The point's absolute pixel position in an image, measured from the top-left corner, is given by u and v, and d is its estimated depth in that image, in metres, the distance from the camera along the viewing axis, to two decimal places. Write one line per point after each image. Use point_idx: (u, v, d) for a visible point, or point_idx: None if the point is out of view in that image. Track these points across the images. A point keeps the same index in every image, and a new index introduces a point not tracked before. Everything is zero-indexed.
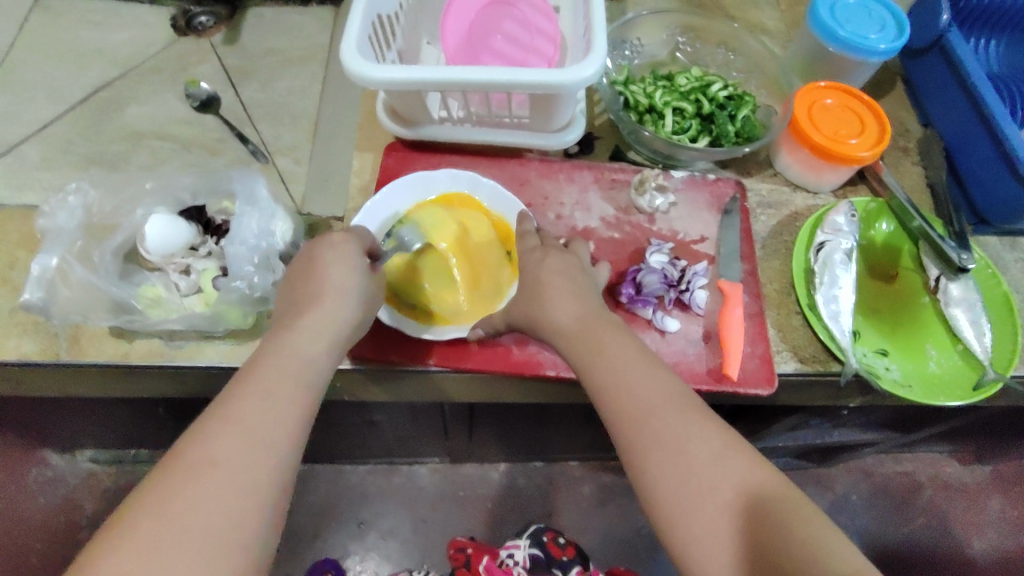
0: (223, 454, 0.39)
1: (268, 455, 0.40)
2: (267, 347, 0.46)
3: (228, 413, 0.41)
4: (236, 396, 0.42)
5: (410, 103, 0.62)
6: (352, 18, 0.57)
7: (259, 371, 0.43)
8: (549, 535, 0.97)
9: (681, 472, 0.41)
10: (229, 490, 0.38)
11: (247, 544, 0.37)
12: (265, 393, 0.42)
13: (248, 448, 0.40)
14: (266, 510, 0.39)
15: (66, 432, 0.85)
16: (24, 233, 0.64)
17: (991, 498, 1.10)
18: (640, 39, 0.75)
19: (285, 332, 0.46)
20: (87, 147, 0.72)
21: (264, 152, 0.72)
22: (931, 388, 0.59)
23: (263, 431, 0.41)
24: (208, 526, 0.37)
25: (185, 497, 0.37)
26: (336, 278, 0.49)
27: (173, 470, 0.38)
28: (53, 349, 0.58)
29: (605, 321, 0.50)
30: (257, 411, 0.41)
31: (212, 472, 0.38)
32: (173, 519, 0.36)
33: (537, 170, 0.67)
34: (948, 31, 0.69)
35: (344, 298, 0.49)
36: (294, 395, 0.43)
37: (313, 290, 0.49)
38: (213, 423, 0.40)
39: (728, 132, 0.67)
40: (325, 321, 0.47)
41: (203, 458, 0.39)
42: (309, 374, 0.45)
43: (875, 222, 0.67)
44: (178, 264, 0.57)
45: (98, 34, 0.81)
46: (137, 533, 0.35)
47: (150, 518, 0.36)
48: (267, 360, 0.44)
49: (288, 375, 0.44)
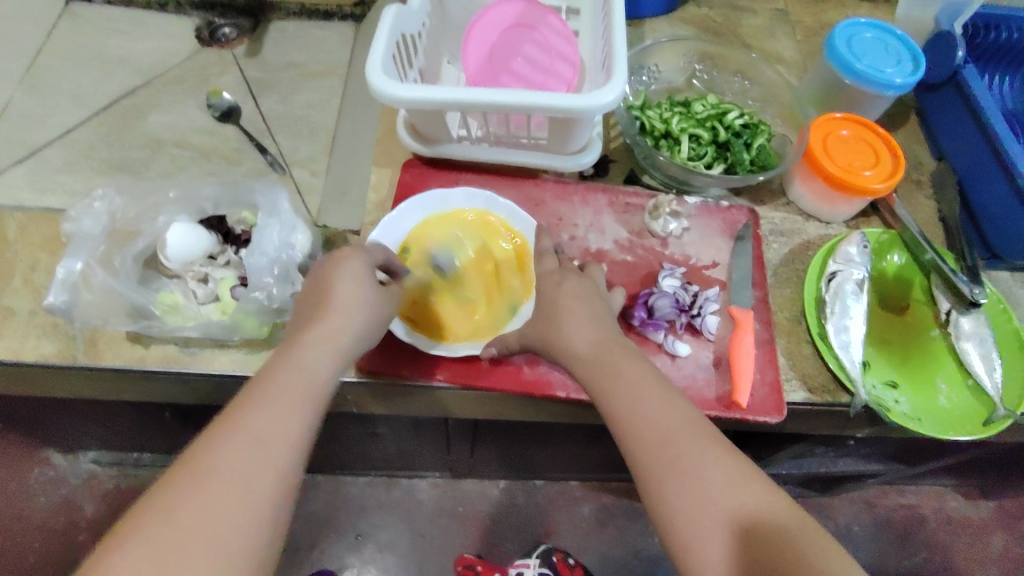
0: (235, 465, 0.39)
1: (277, 465, 0.40)
2: (277, 356, 0.46)
3: (240, 422, 0.41)
4: (247, 403, 0.42)
5: (430, 121, 0.63)
6: (378, 36, 0.57)
7: (270, 380, 0.44)
8: (559, 553, 0.99)
9: (699, 500, 0.41)
10: (237, 498, 0.38)
11: (253, 552, 0.38)
12: (275, 403, 0.42)
13: (257, 457, 0.40)
14: (273, 524, 0.39)
15: (72, 434, 0.85)
16: (46, 236, 0.65)
17: (994, 535, 1.09)
18: (657, 65, 0.76)
19: (296, 344, 0.47)
20: (109, 152, 0.74)
21: (282, 163, 0.73)
22: (939, 422, 0.59)
23: (273, 442, 0.41)
24: (215, 533, 0.37)
25: (195, 505, 0.37)
26: (349, 291, 0.50)
27: (183, 476, 0.38)
28: (71, 351, 0.58)
29: (621, 346, 0.50)
30: (267, 420, 0.42)
31: (221, 480, 0.39)
32: (181, 525, 0.37)
33: (552, 192, 0.68)
34: (962, 67, 0.70)
35: (356, 311, 0.49)
36: (304, 407, 0.43)
37: (324, 302, 0.49)
38: (225, 433, 0.40)
39: (743, 160, 0.67)
40: (335, 334, 0.48)
41: (213, 465, 0.39)
42: (320, 385, 0.45)
43: (887, 253, 0.67)
44: (197, 272, 0.58)
45: (123, 43, 0.83)
46: (145, 537, 0.36)
47: (159, 522, 0.36)
48: (278, 369, 0.45)
49: (298, 386, 0.44)
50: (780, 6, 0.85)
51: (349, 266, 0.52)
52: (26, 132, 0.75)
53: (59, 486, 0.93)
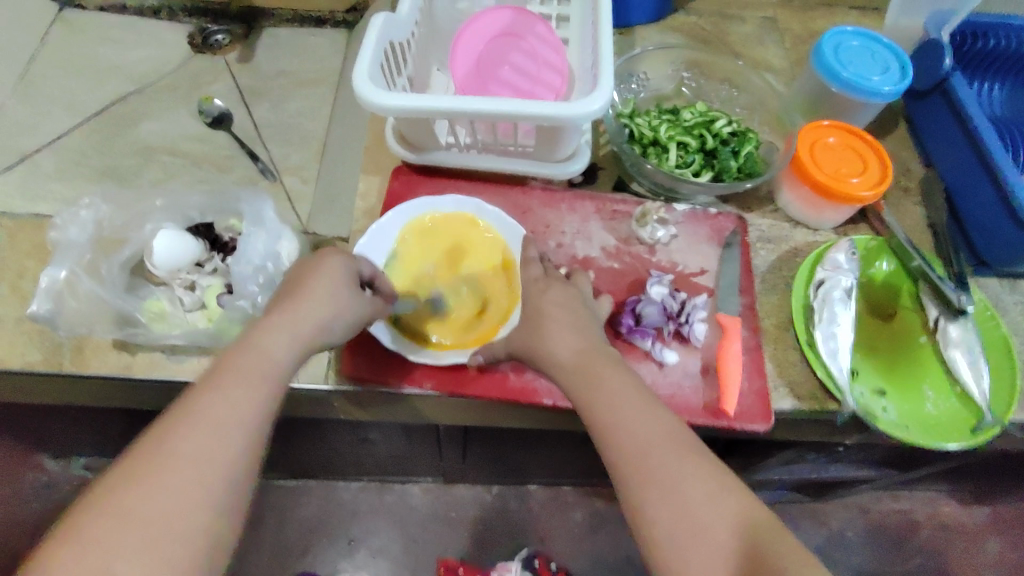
0: (187, 452, 0.39)
1: (229, 453, 0.40)
2: (236, 347, 0.46)
3: (195, 410, 0.41)
4: (203, 392, 0.42)
5: (418, 128, 0.63)
6: (365, 44, 0.57)
7: (228, 371, 0.43)
8: (541, 558, 1.01)
9: (676, 510, 0.41)
10: (192, 489, 0.38)
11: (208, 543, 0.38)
12: (233, 393, 0.42)
13: (213, 447, 0.40)
14: (226, 509, 0.39)
15: (62, 439, 0.85)
16: (35, 243, 0.65)
17: (989, 540, 1.09)
18: (646, 72, 0.77)
19: (256, 333, 0.46)
20: (100, 159, 0.74)
21: (273, 170, 0.73)
22: (927, 429, 0.59)
23: (225, 429, 0.41)
24: (169, 525, 0.37)
25: (148, 496, 0.37)
26: (316, 282, 0.50)
27: (137, 468, 0.38)
28: (56, 359, 0.58)
29: (604, 355, 0.50)
30: (224, 411, 0.41)
31: (175, 471, 0.38)
32: (133, 517, 0.37)
33: (540, 199, 0.68)
34: (950, 74, 0.70)
35: (323, 302, 0.49)
36: (259, 394, 0.43)
37: (289, 295, 0.49)
38: (178, 421, 0.40)
39: (730, 168, 0.67)
40: (296, 325, 0.47)
41: (165, 452, 0.39)
42: (280, 376, 0.45)
43: (875, 260, 0.67)
44: (184, 280, 0.58)
45: (116, 50, 0.83)
46: (98, 530, 0.36)
47: (111, 514, 0.36)
48: (238, 358, 0.44)
49: (254, 374, 0.44)
50: (771, 13, 0.86)
51: (318, 257, 0.52)
52: (18, 139, 0.75)
53: (50, 493, 0.92)
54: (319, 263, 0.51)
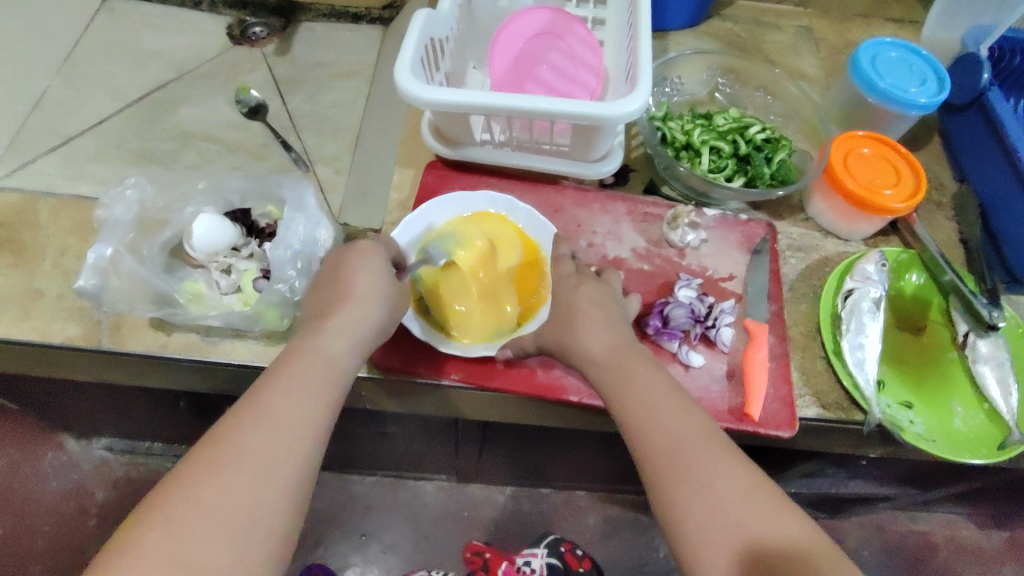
0: (256, 447, 0.41)
1: (295, 451, 0.41)
2: (295, 347, 0.47)
3: (264, 407, 0.42)
4: (270, 391, 0.43)
5: (455, 123, 0.64)
6: (407, 39, 0.58)
7: (291, 371, 0.45)
8: (566, 544, 0.99)
9: (710, 506, 0.41)
10: (258, 481, 0.39)
11: (272, 535, 0.39)
12: (296, 391, 0.44)
13: (277, 441, 0.41)
14: (290, 504, 0.40)
15: (87, 418, 0.87)
16: (77, 222, 0.67)
17: (1005, 564, 1.07)
18: (680, 77, 0.77)
19: (315, 334, 0.48)
20: (138, 143, 0.75)
21: (307, 160, 0.74)
22: (954, 444, 0.58)
23: (291, 426, 0.42)
24: (237, 516, 0.38)
25: (216, 488, 0.39)
26: (365, 285, 0.51)
27: (207, 459, 0.40)
28: (96, 336, 0.59)
29: (636, 352, 0.50)
30: (287, 407, 0.43)
31: (242, 464, 0.40)
32: (203, 507, 0.38)
33: (572, 198, 0.68)
34: (988, 89, 0.70)
35: (374, 303, 0.50)
36: (321, 394, 0.44)
37: (339, 294, 0.51)
38: (248, 417, 0.42)
39: (764, 174, 0.67)
40: (351, 325, 0.49)
41: (235, 446, 0.40)
42: (338, 376, 0.46)
43: (905, 273, 0.67)
44: (221, 263, 0.59)
45: (157, 38, 0.85)
46: (170, 517, 0.37)
47: (183, 503, 0.38)
48: (300, 359, 0.46)
49: (317, 375, 0.45)
50: (806, 23, 0.86)
51: (358, 252, 0.53)
52: (61, 121, 0.77)
53: (72, 469, 0.94)
54: (358, 257, 0.52)
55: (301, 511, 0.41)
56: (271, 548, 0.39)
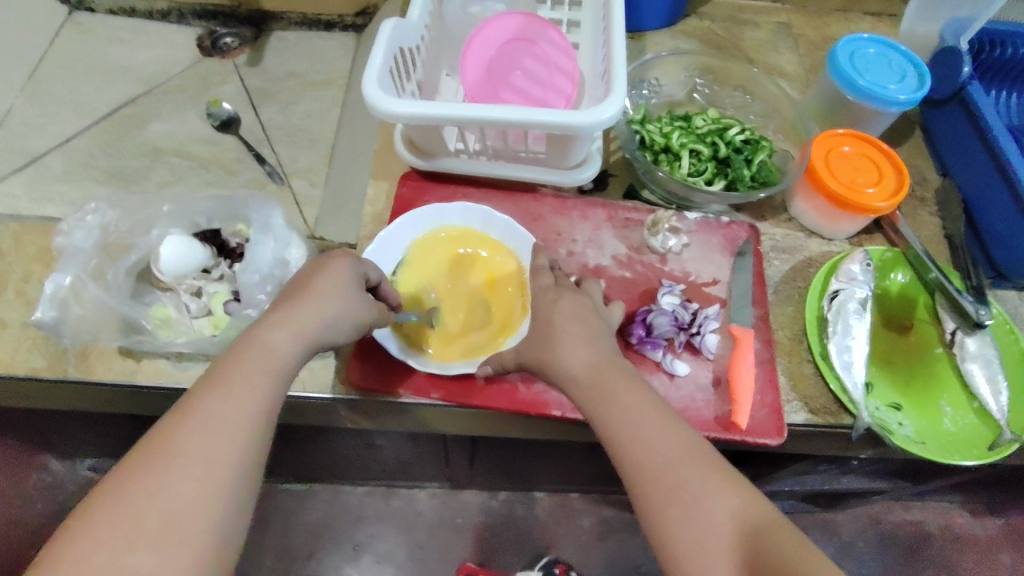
0: (195, 451, 0.38)
1: (238, 454, 0.39)
2: (239, 343, 0.44)
3: (204, 409, 0.40)
4: (207, 392, 0.41)
5: (428, 134, 0.62)
6: (374, 49, 0.56)
7: (232, 368, 0.42)
8: (561, 566, 1.00)
9: (698, 531, 0.40)
10: (199, 482, 0.37)
11: (218, 542, 0.37)
12: (237, 390, 0.41)
13: (218, 443, 0.39)
14: (235, 509, 0.38)
15: (67, 441, 0.85)
16: (40, 247, 0.65)
17: (1002, 553, 1.07)
18: (658, 78, 0.76)
19: (259, 328, 0.45)
20: (108, 161, 0.73)
21: (281, 173, 0.73)
22: (944, 445, 0.57)
23: (233, 428, 0.40)
24: (176, 527, 0.36)
25: (153, 498, 0.36)
26: (322, 281, 0.48)
27: (139, 467, 0.37)
28: (61, 365, 0.57)
29: (618, 369, 0.49)
30: (226, 406, 0.40)
31: (179, 470, 0.37)
32: (137, 514, 0.35)
33: (551, 206, 0.67)
34: (968, 83, 0.69)
35: (328, 300, 0.47)
36: (264, 393, 0.42)
37: (295, 292, 0.47)
38: (187, 419, 0.39)
39: (744, 177, 0.66)
40: (303, 321, 0.45)
41: (171, 451, 0.38)
42: (283, 373, 0.43)
43: (890, 271, 0.66)
44: (190, 286, 0.58)
45: (125, 51, 0.83)
46: (102, 530, 0.35)
47: (115, 517, 0.35)
48: (244, 355, 0.43)
49: (260, 373, 0.42)
50: (784, 18, 0.85)
51: (321, 256, 0.50)
52: (26, 140, 0.75)
53: (56, 492, 0.91)
54: (323, 262, 0.49)
55: (245, 514, 0.39)
56: (216, 552, 0.37)
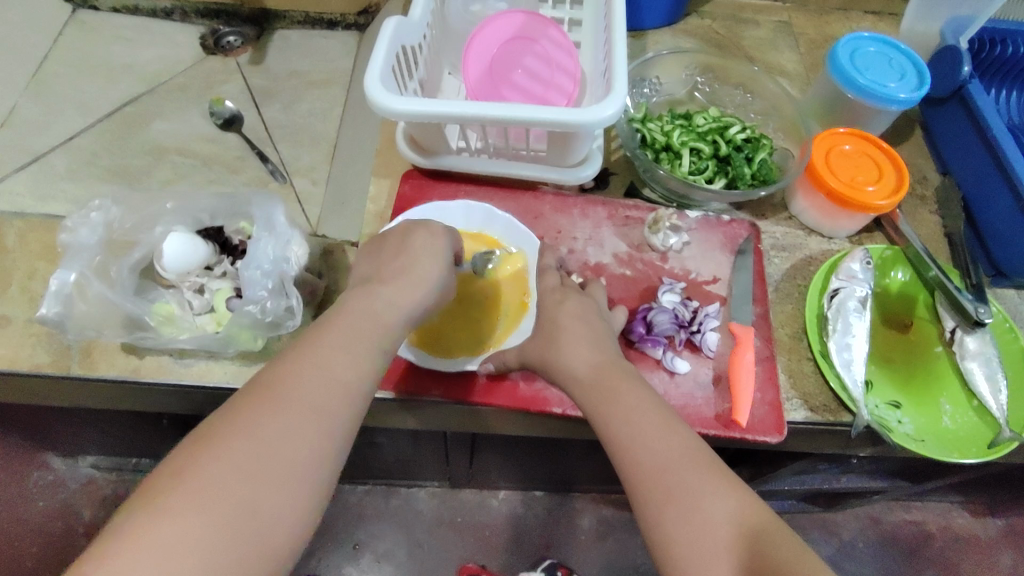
0: (310, 394, 0.40)
1: (346, 405, 0.41)
2: (351, 305, 0.46)
3: (320, 358, 0.42)
4: (324, 344, 0.43)
5: (429, 133, 0.62)
6: (376, 48, 0.56)
7: (345, 327, 0.44)
8: (564, 569, 0.99)
9: (695, 530, 0.40)
10: (310, 425, 0.39)
11: (319, 483, 0.39)
12: (349, 347, 0.43)
13: (329, 393, 0.41)
14: (336, 456, 0.40)
15: (70, 438, 0.85)
16: (45, 245, 0.65)
17: (1003, 553, 1.07)
18: (658, 77, 0.76)
19: (371, 297, 0.47)
20: (111, 160, 0.74)
21: (283, 171, 0.73)
22: (943, 443, 0.58)
23: (344, 381, 0.42)
24: (289, 462, 0.38)
25: (271, 431, 0.38)
26: (425, 262, 0.49)
27: (259, 400, 0.39)
28: (65, 362, 0.58)
29: (620, 368, 0.49)
30: (339, 360, 0.42)
31: (296, 409, 0.39)
32: (258, 443, 0.37)
33: (552, 204, 0.67)
34: (968, 82, 0.69)
35: (427, 282, 0.49)
36: (371, 354, 0.44)
37: (399, 267, 0.49)
38: (305, 363, 0.41)
39: (744, 175, 0.66)
40: (408, 301, 0.47)
41: (289, 391, 0.40)
42: (388, 341, 0.45)
43: (891, 270, 0.66)
44: (193, 283, 0.58)
45: (128, 50, 0.83)
46: (227, 452, 0.37)
47: (238, 442, 0.37)
48: (355, 317, 0.45)
49: (367, 336, 0.44)
50: (785, 18, 0.85)
51: (425, 230, 0.51)
52: (29, 139, 0.75)
53: (59, 489, 0.91)
54: (426, 236, 0.51)
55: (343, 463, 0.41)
56: (316, 493, 0.38)
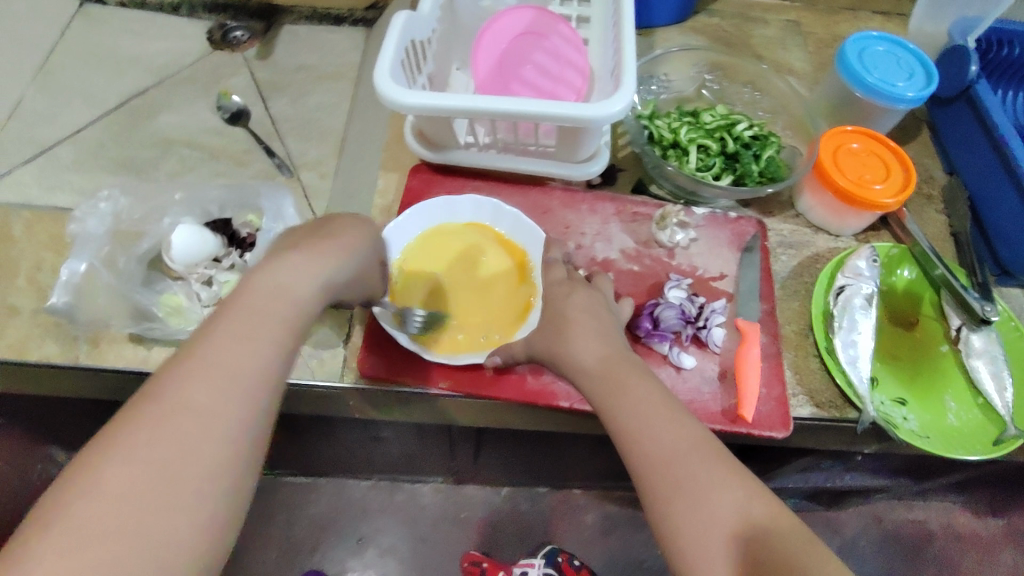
0: (210, 381, 0.35)
1: (255, 383, 0.37)
2: (245, 281, 0.41)
3: (213, 342, 0.37)
4: (214, 326, 0.38)
5: (438, 127, 0.63)
6: (387, 42, 0.57)
7: (236, 304, 0.39)
8: (565, 554, 0.99)
9: (701, 523, 0.40)
10: (218, 412, 0.35)
11: (240, 469, 0.35)
12: (246, 325, 0.38)
13: (232, 375, 0.36)
14: (253, 439, 0.36)
15: (73, 430, 0.85)
16: (52, 236, 0.65)
17: (1004, 551, 1.07)
18: (667, 74, 0.76)
19: (266, 271, 0.42)
20: (118, 152, 0.74)
21: (290, 165, 0.73)
22: (948, 440, 0.58)
23: (246, 360, 0.37)
24: (201, 453, 0.33)
25: (173, 425, 0.33)
26: (345, 237, 0.48)
27: (153, 397, 0.34)
28: (73, 351, 0.58)
29: (629, 362, 0.50)
30: (235, 340, 0.37)
31: (197, 400, 0.35)
32: (162, 440, 0.33)
33: (560, 200, 0.67)
34: (975, 82, 0.69)
35: (339, 257, 0.47)
36: (271, 329, 0.39)
37: (307, 243, 0.47)
38: (196, 350, 0.36)
39: (752, 172, 0.67)
40: (319, 274, 0.44)
41: (187, 381, 0.35)
42: (294, 313, 0.41)
43: (897, 268, 0.66)
44: (201, 274, 0.58)
45: (135, 43, 0.83)
46: (124, 456, 0.32)
47: (136, 443, 0.32)
48: (248, 293, 0.40)
49: (266, 310, 0.40)
50: (793, 17, 0.85)
51: (342, 222, 0.51)
52: (37, 131, 0.75)
53: None
54: (344, 225, 0.51)
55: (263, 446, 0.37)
56: (239, 479, 0.35)
